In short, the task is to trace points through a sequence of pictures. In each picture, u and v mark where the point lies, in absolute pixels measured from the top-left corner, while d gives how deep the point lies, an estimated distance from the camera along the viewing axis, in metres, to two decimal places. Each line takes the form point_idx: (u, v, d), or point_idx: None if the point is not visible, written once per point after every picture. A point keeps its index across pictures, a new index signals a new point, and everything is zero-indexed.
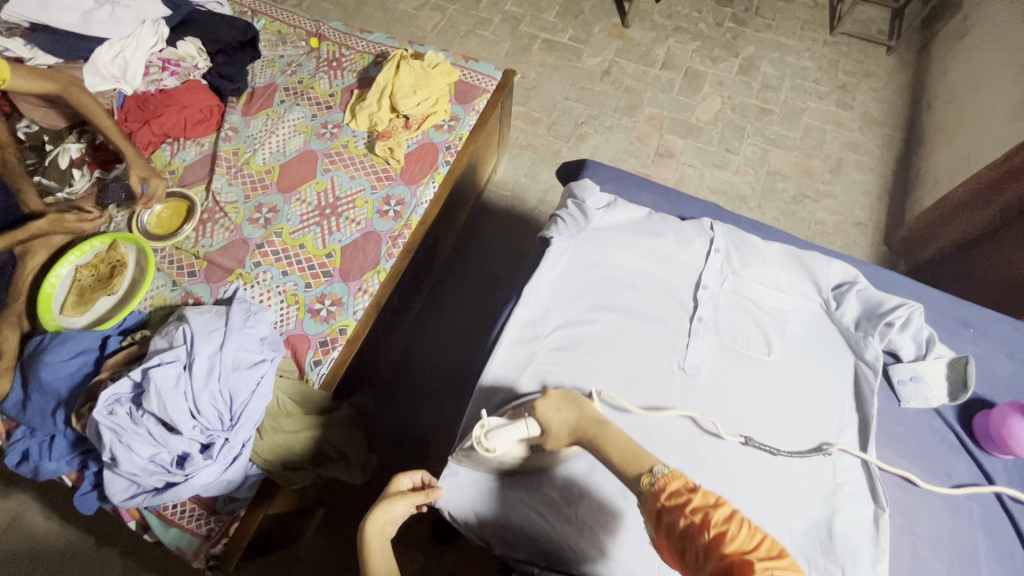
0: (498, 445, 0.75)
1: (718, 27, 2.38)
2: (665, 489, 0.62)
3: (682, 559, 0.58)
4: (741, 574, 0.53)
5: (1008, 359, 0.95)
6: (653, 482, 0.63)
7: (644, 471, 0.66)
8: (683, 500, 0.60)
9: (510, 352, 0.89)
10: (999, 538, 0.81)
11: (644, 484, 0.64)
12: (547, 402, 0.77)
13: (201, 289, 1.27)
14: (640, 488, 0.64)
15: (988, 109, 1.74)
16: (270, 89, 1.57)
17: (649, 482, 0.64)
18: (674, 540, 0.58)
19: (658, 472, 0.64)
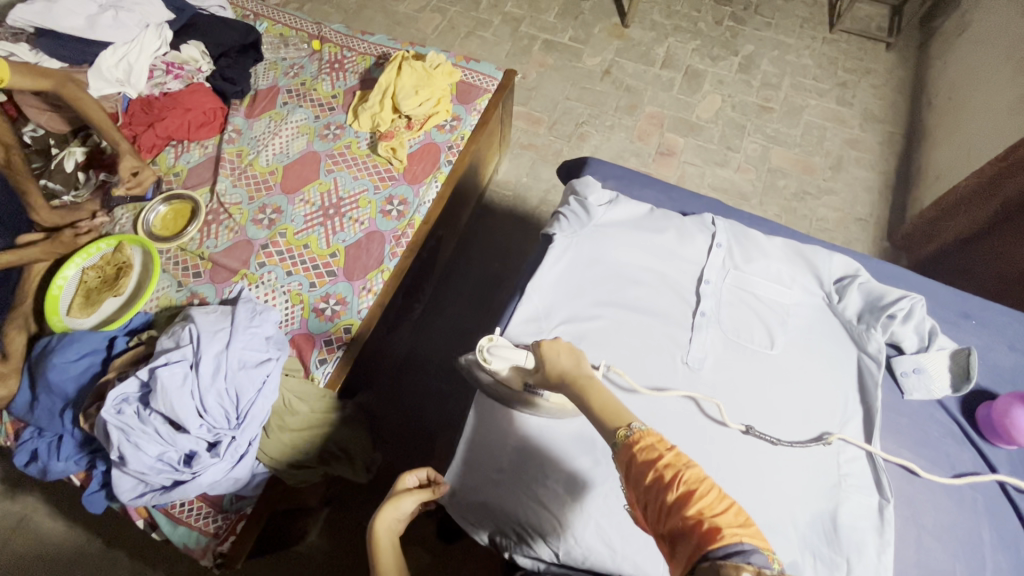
0: (495, 359, 0.87)
1: (718, 26, 2.38)
2: (639, 443, 0.63)
3: (645, 509, 0.60)
4: (699, 532, 0.55)
5: (1010, 350, 0.95)
6: (628, 435, 0.64)
7: (622, 424, 0.66)
8: (655, 455, 0.61)
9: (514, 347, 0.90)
10: (1003, 528, 0.81)
11: (619, 435, 0.65)
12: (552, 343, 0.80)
13: (207, 289, 1.28)
14: (615, 438, 0.65)
15: (988, 104, 1.74)
16: (273, 91, 1.58)
17: (624, 434, 0.65)
18: (639, 494, 0.61)
19: (635, 425, 0.64)
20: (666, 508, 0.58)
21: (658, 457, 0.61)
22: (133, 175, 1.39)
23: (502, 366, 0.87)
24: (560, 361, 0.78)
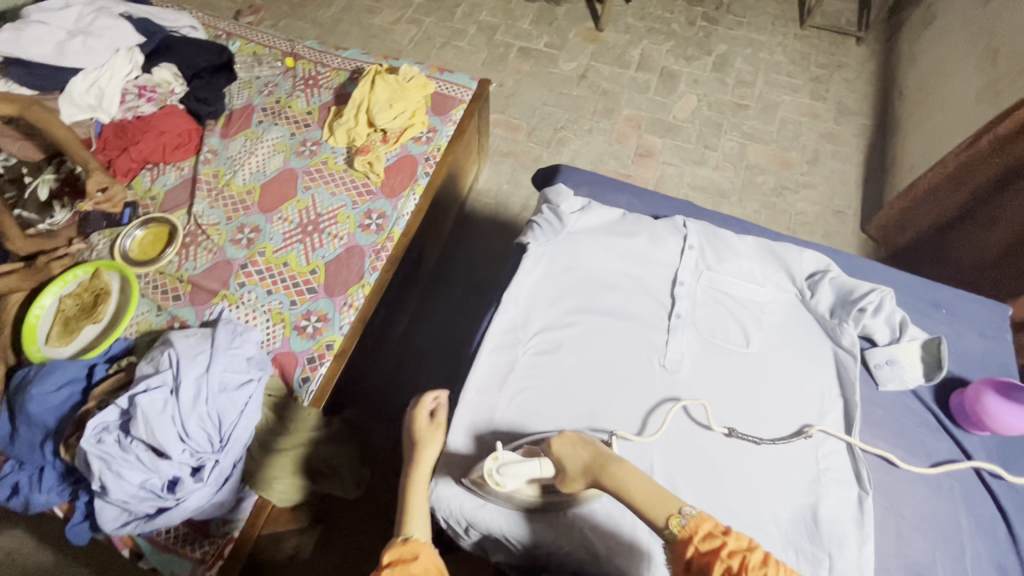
0: (508, 482, 0.74)
1: (690, 27, 2.41)
2: (699, 532, 0.64)
3: None
4: None
5: (980, 337, 0.97)
6: (682, 524, 0.65)
7: (671, 511, 0.67)
8: (716, 544, 0.63)
9: (493, 358, 0.90)
10: (981, 514, 0.82)
11: (671, 525, 0.66)
12: (562, 440, 0.76)
13: (187, 312, 1.27)
14: (670, 529, 0.65)
15: (955, 93, 1.78)
16: (248, 110, 1.58)
17: (678, 525, 0.66)
18: None
19: (688, 512, 0.66)
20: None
21: (720, 545, 0.63)
22: (102, 191, 1.39)
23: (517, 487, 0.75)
24: (579, 457, 0.75)
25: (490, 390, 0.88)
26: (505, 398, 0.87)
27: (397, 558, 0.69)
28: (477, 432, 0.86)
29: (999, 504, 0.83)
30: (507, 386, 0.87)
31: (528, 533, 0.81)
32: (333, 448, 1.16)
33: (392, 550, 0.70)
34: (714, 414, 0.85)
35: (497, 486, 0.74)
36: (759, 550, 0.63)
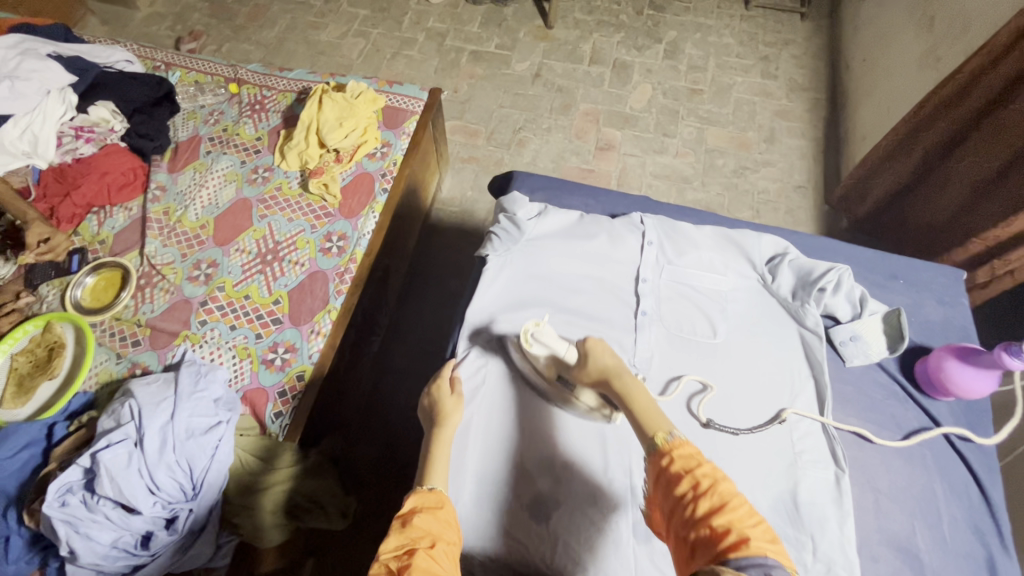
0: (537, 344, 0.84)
1: (639, 16, 2.42)
2: (678, 451, 0.65)
3: (670, 511, 0.62)
4: (722, 535, 0.56)
5: (939, 305, 0.99)
6: (664, 439, 0.67)
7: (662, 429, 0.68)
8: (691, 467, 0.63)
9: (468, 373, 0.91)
10: (953, 478, 0.84)
11: (655, 437, 0.68)
12: (600, 342, 0.79)
13: (148, 357, 1.22)
14: (652, 440, 0.68)
15: (899, 61, 1.81)
16: (194, 141, 1.53)
17: (663, 439, 0.67)
18: (668, 497, 0.63)
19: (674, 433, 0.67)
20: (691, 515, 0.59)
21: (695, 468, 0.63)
22: (43, 242, 1.31)
23: (542, 353, 0.85)
24: (604, 360, 0.78)
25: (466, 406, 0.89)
26: (479, 417, 0.88)
27: (420, 504, 0.72)
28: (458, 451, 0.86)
29: (970, 466, 0.85)
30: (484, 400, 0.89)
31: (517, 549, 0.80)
32: (314, 481, 1.13)
33: (416, 496, 0.73)
34: (710, 403, 0.85)
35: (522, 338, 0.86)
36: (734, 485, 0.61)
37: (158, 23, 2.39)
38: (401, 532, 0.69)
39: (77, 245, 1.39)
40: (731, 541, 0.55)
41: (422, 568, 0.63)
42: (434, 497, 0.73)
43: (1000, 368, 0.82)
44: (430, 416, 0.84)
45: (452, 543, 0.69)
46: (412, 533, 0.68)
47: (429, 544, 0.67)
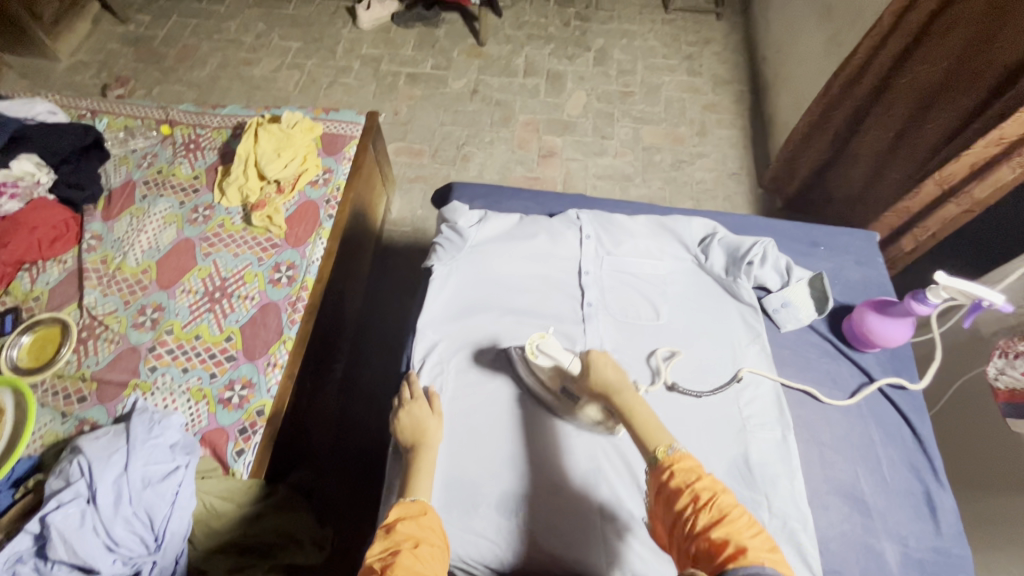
0: (542, 355, 0.83)
1: (566, 28, 2.52)
2: (676, 466, 0.67)
3: (672, 530, 0.64)
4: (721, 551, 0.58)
5: (857, 265, 1.06)
6: (664, 454, 0.68)
7: (662, 442, 0.70)
8: (689, 479, 0.66)
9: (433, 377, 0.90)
10: (886, 423, 0.90)
11: (655, 450, 0.69)
12: (603, 356, 0.78)
13: (97, 412, 1.17)
14: (654, 454, 0.69)
15: (806, 49, 1.94)
16: (129, 187, 1.50)
17: (664, 453, 0.68)
18: (670, 513, 0.65)
19: (674, 447, 0.69)
20: (687, 522, 0.62)
21: (693, 484, 0.65)
22: None
23: (547, 365, 0.83)
24: (606, 374, 0.77)
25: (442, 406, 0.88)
26: (448, 422, 0.86)
27: (404, 513, 0.72)
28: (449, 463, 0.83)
29: (900, 410, 0.91)
30: (453, 399, 0.88)
31: (494, 549, 0.78)
32: (286, 515, 1.12)
33: (398, 507, 0.72)
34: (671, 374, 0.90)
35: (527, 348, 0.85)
36: (733, 500, 0.63)
37: (82, 72, 2.33)
38: (385, 538, 0.69)
39: (9, 304, 1.33)
40: (731, 551, 0.57)
41: (404, 567, 0.63)
42: (417, 506, 0.73)
43: (914, 314, 0.89)
44: (409, 429, 0.82)
45: (439, 547, 0.69)
46: (396, 536, 0.68)
47: (413, 544, 0.67)
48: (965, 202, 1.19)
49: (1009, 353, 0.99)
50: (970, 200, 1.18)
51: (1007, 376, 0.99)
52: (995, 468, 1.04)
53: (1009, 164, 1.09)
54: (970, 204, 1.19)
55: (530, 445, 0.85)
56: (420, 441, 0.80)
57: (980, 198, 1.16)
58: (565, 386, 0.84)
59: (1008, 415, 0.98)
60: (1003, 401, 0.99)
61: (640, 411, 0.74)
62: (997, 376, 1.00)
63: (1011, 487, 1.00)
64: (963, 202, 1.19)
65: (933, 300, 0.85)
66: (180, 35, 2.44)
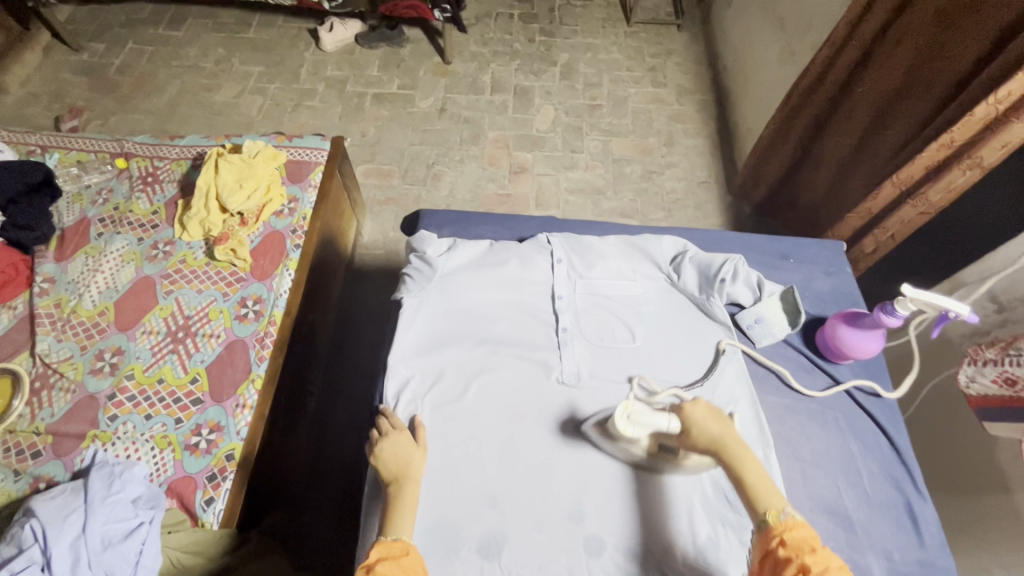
0: (637, 427, 0.79)
1: (531, 43, 2.53)
2: (789, 532, 0.65)
3: None
4: None
5: (826, 275, 1.08)
6: (775, 517, 0.67)
7: (773, 506, 0.69)
8: (803, 551, 0.63)
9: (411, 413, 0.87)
10: (863, 434, 0.91)
11: (765, 513, 0.68)
12: (697, 406, 0.79)
13: (53, 468, 1.11)
14: (763, 516, 0.68)
15: (764, 59, 1.98)
16: (83, 225, 1.43)
17: (775, 516, 0.67)
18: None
19: (787, 510, 0.67)
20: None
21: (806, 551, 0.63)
22: None
23: (643, 435, 0.79)
24: (707, 428, 0.76)
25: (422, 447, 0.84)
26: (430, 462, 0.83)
27: (385, 553, 0.68)
28: (429, 507, 0.80)
29: (875, 420, 0.92)
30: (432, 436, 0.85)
31: None
32: (263, 563, 1.09)
33: (380, 545, 0.68)
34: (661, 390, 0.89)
35: (617, 424, 0.79)
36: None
37: (32, 104, 2.24)
38: None
39: None
40: None
41: None
42: (399, 546, 0.69)
43: (882, 326, 0.90)
44: (391, 461, 0.79)
45: None
46: None
47: None
48: (921, 204, 1.19)
49: (979, 361, 1.03)
50: (926, 202, 1.19)
51: (979, 383, 1.02)
52: (970, 472, 1.07)
53: (959, 167, 1.10)
54: (925, 205, 1.19)
55: (512, 484, 0.82)
56: (404, 474, 0.78)
57: (934, 200, 1.17)
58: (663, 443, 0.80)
59: (982, 419, 1.02)
60: (976, 406, 1.03)
61: (748, 468, 0.72)
62: (969, 383, 1.04)
63: (987, 489, 1.02)
64: (918, 205, 1.20)
65: (901, 311, 0.86)
66: (136, 62, 2.37)
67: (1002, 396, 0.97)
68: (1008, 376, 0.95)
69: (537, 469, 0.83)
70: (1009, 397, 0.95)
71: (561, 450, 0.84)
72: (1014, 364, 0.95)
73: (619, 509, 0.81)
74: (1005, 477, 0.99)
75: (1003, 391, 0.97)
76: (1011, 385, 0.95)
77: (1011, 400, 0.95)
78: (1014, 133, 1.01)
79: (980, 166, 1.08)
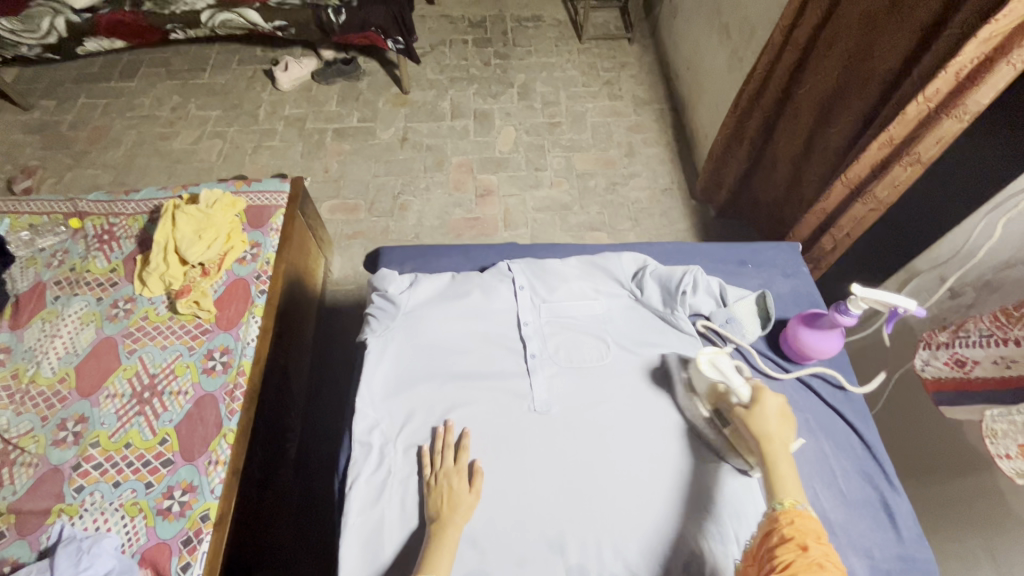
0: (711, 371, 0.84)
1: (487, 67, 2.56)
2: (790, 519, 0.65)
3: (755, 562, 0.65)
4: None
5: (785, 278, 1.10)
6: (788, 504, 0.67)
7: (792, 496, 0.68)
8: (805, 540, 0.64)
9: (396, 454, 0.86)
10: (835, 433, 0.92)
11: (780, 498, 0.68)
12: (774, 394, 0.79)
13: (18, 549, 1.06)
14: (777, 500, 0.68)
15: (713, 66, 2.04)
16: (38, 289, 1.39)
17: (789, 503, 0.67)
18: (760, 553, 0.65)
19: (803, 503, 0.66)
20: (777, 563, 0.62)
21: (798, 539, 0.63)
22: None
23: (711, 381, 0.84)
24: (771, 418, 0.75)
25: (401, 484, 0.83)
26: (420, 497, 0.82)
27: None
28: (404, 541, 0.80)
29: (846, 418, 0.93)
30: (417, 471, 0.84)
31: None
32: None
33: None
34: (646, 403, 0.90)
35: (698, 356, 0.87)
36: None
37: None
38: None
39: None
40: None
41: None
42: None
43: (840, 325, 0.93)
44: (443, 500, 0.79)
45: None
46: None
47: None
48: (870, 202, 1.21)
49: (932, 344, 1.03)
50: (875, 199, 1.20)
51: (932, 367, 1.03)
52: (945, 457, 1.09)
53: (901, 163, 1.11)
54: (874, 203, 1.21)
55: (491, 522, 0.80)
56: (448, 516, 0.77)
57: (883, 198, 1.19)
58: (720, 409, 0.83)
59: (939, 404, 1.02)
60: (932, 391, 1.02)
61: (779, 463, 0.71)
62: (923, 367, 1.04)
63: (962, 472, 1.05)
64: (868, 202, 1.21)
65: (855, 309, 0.89)
66: (90, 117, 2.34)
67: (958, 379, 0.97)
68: (960, 358, 0.97)
69: (515, 504, 0.81)
70: (963, 379, 0.96)
71: (539, 479, 0.83)
72: (964, 345, 0.96)
73: (602, 537, 0.79)
74: (977, 458, 1.02)
75: (957, 373, 0.97)
76: (963, 367, 0.96)
77: (966, 382, 0.95)
78: (947, 129, 1.03)
79: (919, 162, 1.10)
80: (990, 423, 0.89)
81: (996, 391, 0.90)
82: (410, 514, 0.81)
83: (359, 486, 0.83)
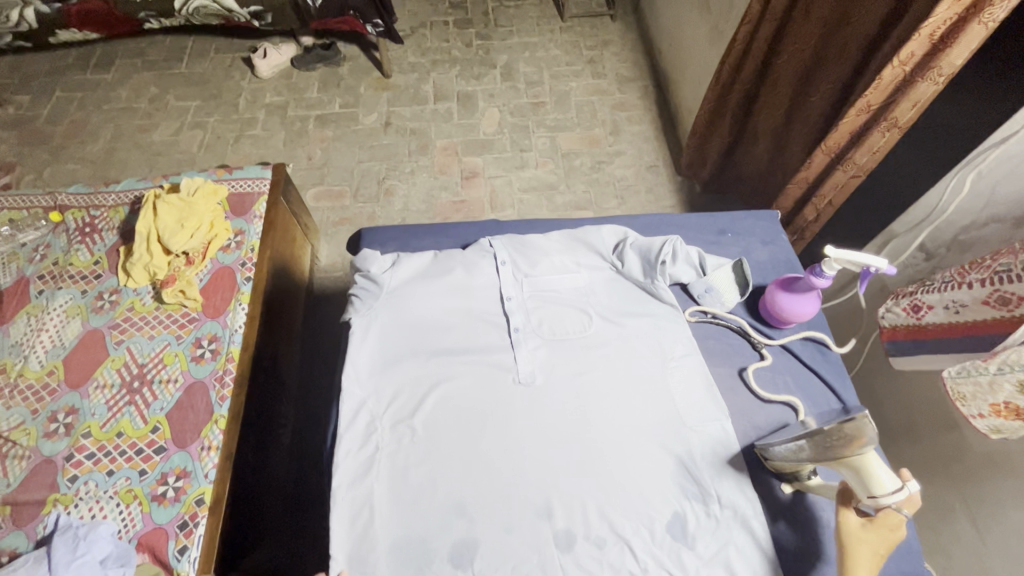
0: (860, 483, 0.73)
1: (469, 48, 2.53)
2: None
3: None
4: None
5: (764, 246, 1.12)
6: None
7: None
8: None
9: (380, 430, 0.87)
10: (813, 394, 0.96)
11: None
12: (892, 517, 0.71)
13: (15, 539, 1.07)
14: None
15: (694, 40, 2.03)
16: (21, 285, 1.38)
17: None
18: None
19: None
20: None
21: None
22: None
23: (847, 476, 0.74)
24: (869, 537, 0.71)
25: (385, 460, 0.84)
26: (406, 472, 0.83)
27: None
28: (393, 515, 0.81)
29: (825, 380, 0.97)
30: (402, 447, 0.85)
31: None
32: None
33: None
34: (629, 371, 0.91)
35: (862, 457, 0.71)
36: None
37: None
38: None
39: None
40: None
41: None
42: None
43: (816, 288, 0.95)
44: None
45: None
46: None
47: None
48: (852, 168, 1.21)
49: (898, 295, 1.04)
50: (855, 165, 1.20)
51: (892, 315, 1.04)
52: (923, 416, 1.12)
53: (879, 129, 1.12)
54: (856, 169, 1.21)
55: (480, 491, 0.82)
56: None
57: (863, 163, 1.19)
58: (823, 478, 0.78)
59: (891, 352, 1.06)
60: (887, 339, 1.05)
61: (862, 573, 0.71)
62: (885, 314, 1.05)
63: (938, 430, 1.08)
64: (848, 169, 1.21)
65: (829, 272, 0.91)
66: (66, 110, 2.30)
67: (915, 328, 0.99)
68: (917, 304, 0.98)
69: (501, 475, 0.83)
70: (920, 327, 0.98)
71: (523, 450, 0.85)
72: (926, 292, 0.97)
73: (587, 503, 0.81)
74: (951, 415, 1.05)
75: (915, 322, 0.99)
76: (919, 314, 0.98)
77: (920, 329, 0.99)
78: (922, 92, 1.03)
79: (897, 126, 1.10)
80: (954, 385, 0.88)
81: (954, 340, 0.93)
82: (395, 489, 0.82)
83: (346, 461, 0.84)
